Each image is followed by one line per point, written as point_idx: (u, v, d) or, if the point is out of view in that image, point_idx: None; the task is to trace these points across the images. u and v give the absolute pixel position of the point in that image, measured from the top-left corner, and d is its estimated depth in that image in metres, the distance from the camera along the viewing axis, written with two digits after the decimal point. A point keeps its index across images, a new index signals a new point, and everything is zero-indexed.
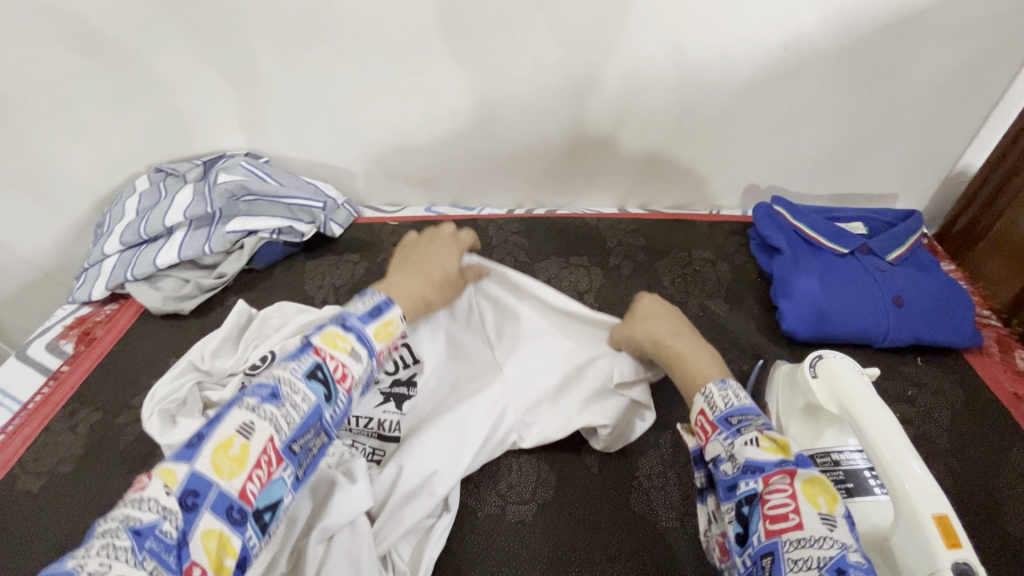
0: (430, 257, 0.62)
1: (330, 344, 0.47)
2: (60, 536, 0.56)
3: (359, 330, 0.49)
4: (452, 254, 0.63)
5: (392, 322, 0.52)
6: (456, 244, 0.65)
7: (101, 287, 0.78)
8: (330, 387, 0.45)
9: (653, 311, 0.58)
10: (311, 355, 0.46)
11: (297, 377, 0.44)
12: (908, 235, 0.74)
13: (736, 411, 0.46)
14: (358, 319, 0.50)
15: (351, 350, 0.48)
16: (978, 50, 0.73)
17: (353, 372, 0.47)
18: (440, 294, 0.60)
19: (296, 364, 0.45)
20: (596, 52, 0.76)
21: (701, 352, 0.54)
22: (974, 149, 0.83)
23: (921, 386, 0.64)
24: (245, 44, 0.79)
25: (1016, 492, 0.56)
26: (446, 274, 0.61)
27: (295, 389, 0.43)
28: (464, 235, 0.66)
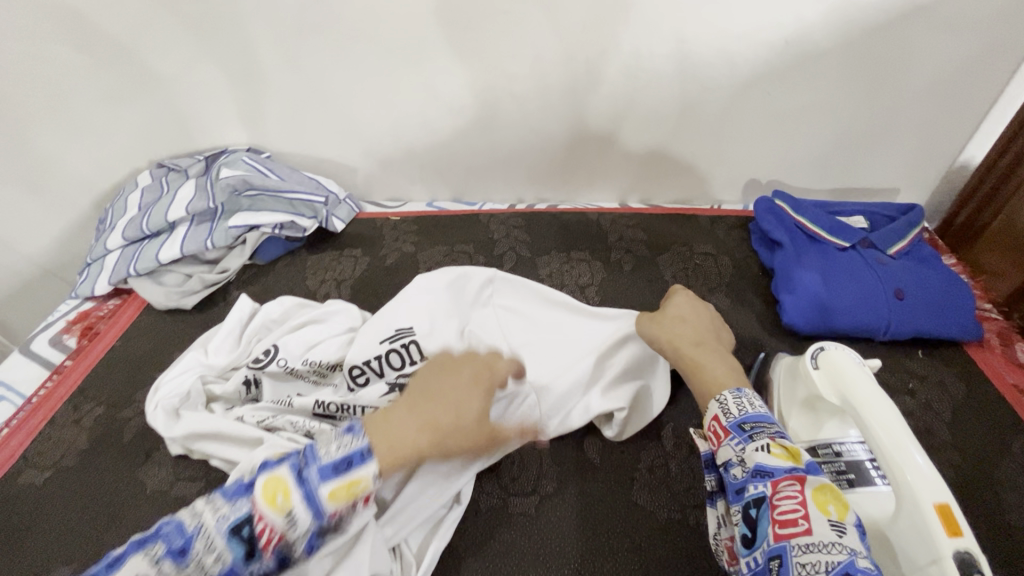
0: (446, 395, 0.49)
1: (267, 499, 0.41)
2: (65, 529, 0.56)
3: (311, 486, 0.42)
4: (473, 395, 0.50)
5: (360, 481, 0.43)
6: (485, 385, 0.51)
7: (104, 282, 0.79)
8: (250, 550, 0.40)
9: (682, 317, 0.58)
10: (246, 507, 0.41)
11: (217, 533, 0.40)
12: (909, 228, 0.74)
13: (750, 418, 0.45)
14: (318, 471, 0.42)
15: (288, 511, 0.41)
16: (979, 44, 0.73)
17: (285, 538, 0.41)
18: (444, 443, 0.48)
19: (226, 513, 0.40)
20: (596, 46, 0.76)
21: (723, 360, 0.53)
22: (975, 142, 0.82)
23: (923, 378, 0.65)
24: (246, 39, 0.78)
25: (1017, 483, 0.56)
26: (462, 422, 0.49)
27: (211, 547, 0.39)
28: (501, 364, 0.54)
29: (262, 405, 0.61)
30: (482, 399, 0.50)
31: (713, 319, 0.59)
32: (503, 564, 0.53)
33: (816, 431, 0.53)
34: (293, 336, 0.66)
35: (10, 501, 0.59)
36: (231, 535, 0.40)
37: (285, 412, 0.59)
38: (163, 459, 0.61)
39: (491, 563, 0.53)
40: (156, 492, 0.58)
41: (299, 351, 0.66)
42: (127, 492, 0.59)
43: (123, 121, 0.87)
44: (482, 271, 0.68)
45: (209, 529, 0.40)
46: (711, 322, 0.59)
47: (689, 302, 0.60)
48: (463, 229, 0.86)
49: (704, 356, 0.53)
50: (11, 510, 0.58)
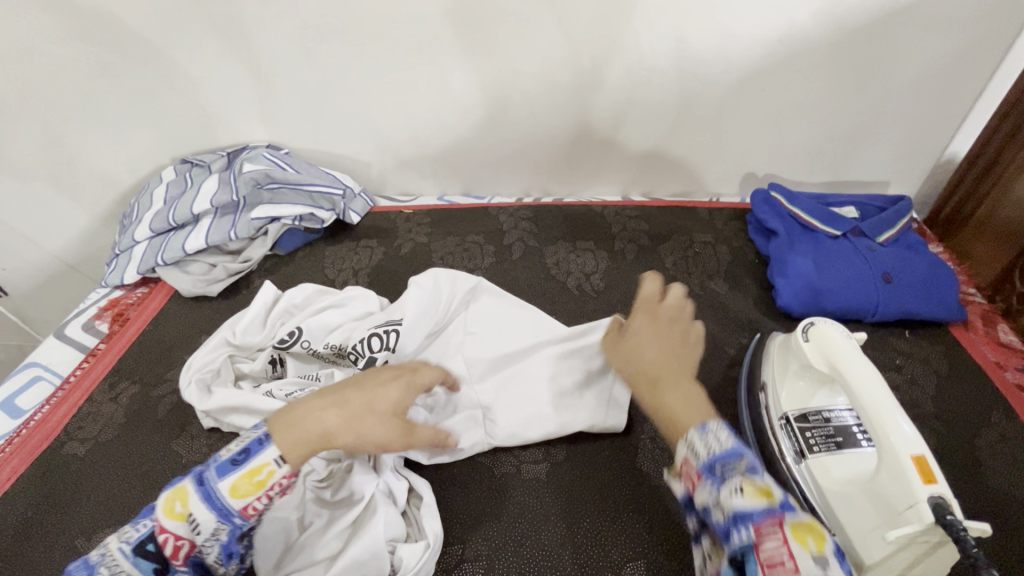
0: (362, 384, 0.50)
1: (167, 512, 0.43)
2: (107, 494, 0.61)
3: (211, 486, 0.43)
4: (390, 385, 0.50)
5: (264, 469, 0.44)
6: (405, 380, 0.51)
7: (133, 271, 0.83)
8: (161, 561, 0.43)
9: (636, 345, 0.50)
10: (149, 522, 0.43)
11: (123, 554, 0.43)
12: (898, 218, 0.78)
13: (718, 457, 0.40)
14: (215, 472, 0.44)
15: (188, 517, 0.43)
16: (962, 42, 0.77)
17: (194, 542, 0.43)
18: (349, 426, 0.46)
19: (131, 534, 0.43)
20: (600, 45, 0.80)
21: (686, 395, 0.45)
22: (960, 136, 0.87)
23: (909, 356, 0.69)
24: (268, 40, 0.83)
25: (996, 449, 0.60)
26: (373, 405, 0.48)
27: (116, 569, 0.42)
28: (427, 369, 0.54)
29: (288, 381, 0.65)
30: (396, 389, 0.50)
31: (677, 333, 0.51)
32: (516, 524, 0.57)
33: (806, 399, 0.57)
34: (316, 320, 0.70)
35: (53, 470, 0.63)
36: (138, 553, 0.42)
37: (310, 387, 0.64)
38: (196, 432, 0.65)
39: (505, 524, 0.57)
40: (191, 462, 0.62)
41: (321, 334, 0.69)
42: (164, 462, 0.63)
43: (148, 119, 0.91)
44: (469, 279, 0.71)
45: (114, 554, 0.43)
46: (676, 337, 0.50)
47: (647, 322, 0.52)
48: (473, 221, 0.90)
49: (662, 395, 0.45)
50: (55, 479, 0.62)
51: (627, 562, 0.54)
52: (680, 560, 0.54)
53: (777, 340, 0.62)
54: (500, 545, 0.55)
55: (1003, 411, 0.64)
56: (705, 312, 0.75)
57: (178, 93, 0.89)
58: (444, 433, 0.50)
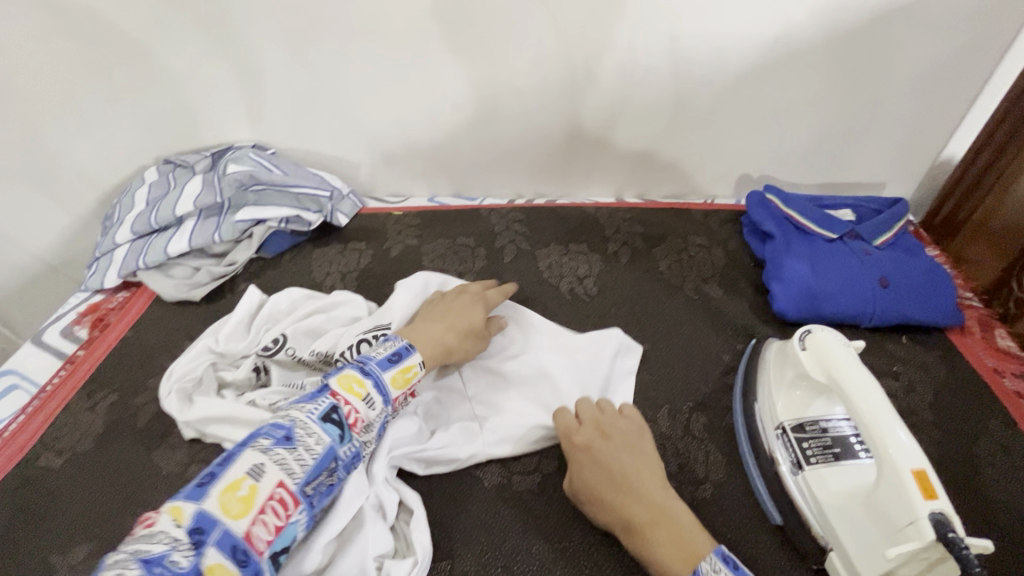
0: (454, 311, 0.65)
1: (346, 390, 0.52)
2: (84, 508, 0.58)
3: (376, 375, 0.54)
4: (475, 308, 0.66)
5: (411, 368, 0.57)
6: (482, 301, 0.67)
7: (113, 275, 0.80)
8: (343, 428, 0.50)
9: (595, 493, 0.53)
10: (329, 398, 0.51)
11: (313, 419, 0.49)
12: (895, 221, 0.77)
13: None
14: (377, 365, 0.55)
15: (364, 395, 0.53)
16: (959, 43, 0.76)
17: (365, 416, 0.52)
18: (461, 345, 0.63)
19: (315, 407, 0.50)
20: (593, 44, 0.79)
21: (665, 528, 0.49)
22: (957, 138, 0.86)
23: (906, 362, 0.68)
24: (252, 37, 0.81)
25: (994, 458, 0.59)
26: (470, 325, 0.64)
27: (310, 431, 0.49)
28: (491, 292, 0.69)
29: (273, 389, 0.62)
30: (480, 311, 0.66)
31: (629, 462, 0.54)
32: (507, 538, 0.55)
33: (801, 409, 0.56)
34: (301, 326, 0.68)
35: (28, 484, 0.61)
36: (326, 420, 0.50)
37: (296, 395, 0.61)
38: (177, 443, 0.63)
39: (496, 537, 0.55)
40: (171, 474, 0.60)
41: (307, 342, 0.68)
42: (143, 474, 0.61)
43: (129, 117, 0.89)
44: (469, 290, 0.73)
45: (304, 419, 0.49)
46: (629, 467, 0.53)
47: (590, 459, 0.55)
48: (464, 223, 0.88)
49: (645, 538, 0.49)
50: (30, 492, 0.60)
51: None
52: None
53: (775, 348, 0.61)
54: (490, 559, 0.54)
55: (1001, 418, 0.63)
56: (700, 317, 0.74)
57: (160, 91, 0.86)
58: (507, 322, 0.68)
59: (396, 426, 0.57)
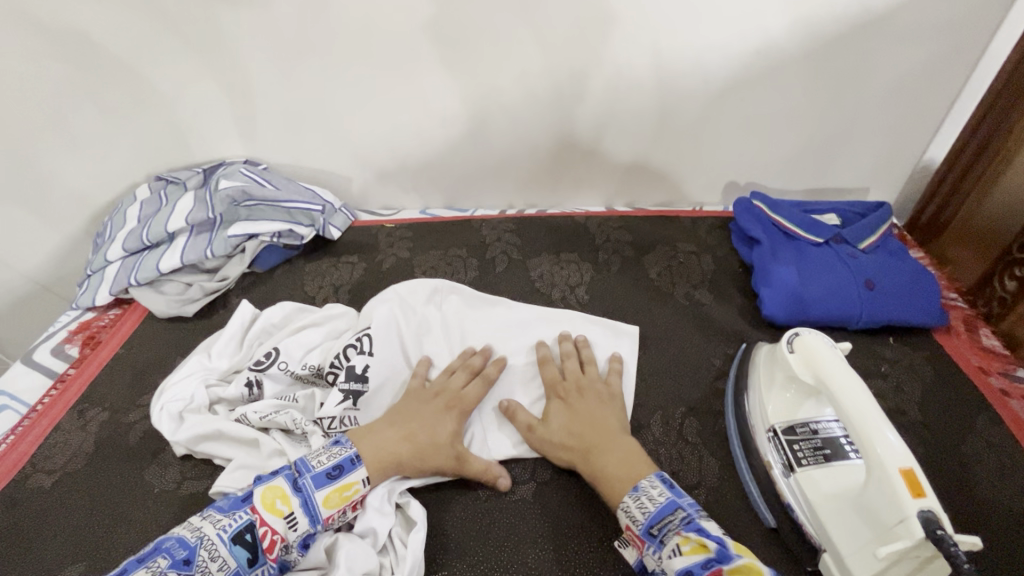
0: (424, 416, 0.60)
1: (267, 506, 0.51)
2: (75, 528, 0.58)
3: (309, 493, 0.52)
4: (448, 417, 0.60)
5: (351, 486, 0.54)
6: (458, 406, 0.62)
7: (105, 293, 0.80)
8: (254, 552, 0.49)
9: (569, 433, 0.59)
10: (246, 514, 0.50)
11: (222, 540, 0.48)
12: (880, 223, 0.78)
13: (654, 517, 0.49)
14: (313, 481, 0.53)
15: (286, 513, 0.51)
16: (933, 53, 0.78)
17: (285, 538, 0.50)
18: (418, 459, 0.57)
19: (229, 523, 0.49)
20: (578, 56, 0.80)
21: (618, 457, 0.56)
22: (936, 144, 0.88)
23: (894, 363, 0.69)
24: (242, 57, 0.82)
25: (982, 456, 0.60)
26: (431, 441, 0.58)
27: (214, 555, 0.47)
28: (469, 389, 0.63)
29: (264, 403, 0.63)
30: (454, 420, 0.60)
31: (602, 408, 0.61)
32: (501, 548, 0.55)
33: (792, 410, 0.56)
34: (295, 339, 0.68)
35: (17, 505, 0.60)
36: (236, 541, 0.48)
37: (287, 408, 0.62)
38: (169, 460, 0.62)
39: (494, 547, 0.55)
40: (163, 492, 0.60)
41: (299, 355, 0.67)
42: (134, 493, 0.60)
43: (119, 135, 0.88)
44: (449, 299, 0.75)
45: (212, 538, 0.48)
46: (603, 413, 0.60)
47: (563, 407, 0.61)
48: (456, 235, 0.89)
49: (597, 461, 0.56)
50: (18, 514, 0.59)
51: None
52: None
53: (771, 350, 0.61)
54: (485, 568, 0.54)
55: (987, 416, 0.63)
56: (690, 322, 0.75)
57: (150, 110, 0.87)
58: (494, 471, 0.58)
59: None
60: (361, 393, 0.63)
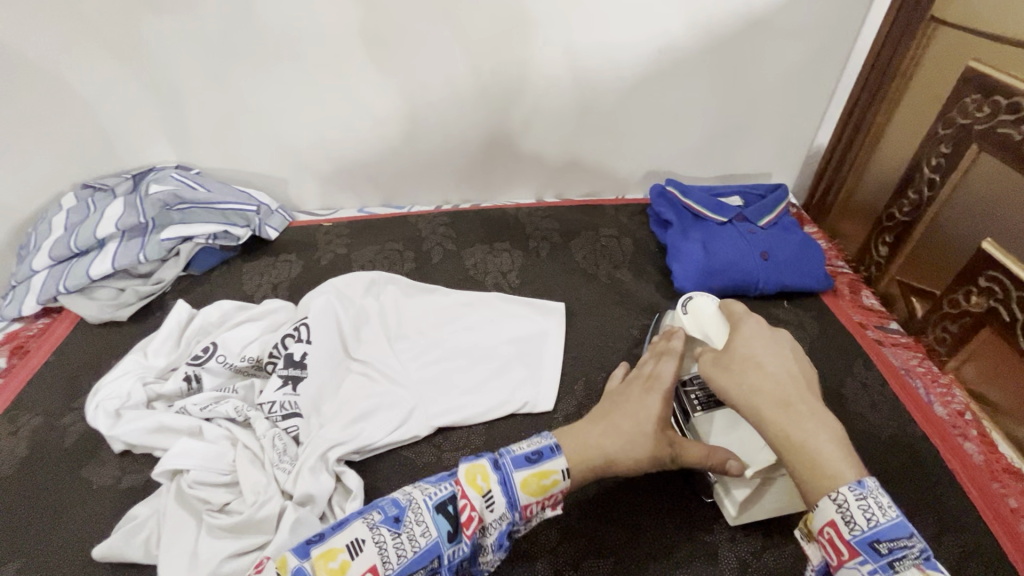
0: (625, 407, 0.56)
1: (469, 480, 0.48)
2: (7, 531, 0.57)
3: (507, 473, 0.49)
4: (652, 400, 0.57)
5: (549, 474, 0.50)
6: (659, 393, 0.57)
7: (32, 302, 0.79)
8: (454, 527, 0.47)
9: (754, 362, 0.53)
10: (451, 485, 0.49)
11: (427, 506, 0.48)
12: (776, 204, 0.88)
13: (884, 533, 0.41)
14: (512, 460, 0.49)
15: (486, 492, 0.48)
16: (811, 49, 0.89)
17: (483, 518, 0.48)
18: (627, 450, 0.53)
19: (436, 491, 0.49)
20: (501, 56, 0.86)
21: (821, 424, 0.47)
22: (822, 131, 0.99)
23: (787, 322, 0.78)
24: (169, 62, 0.83)
25: (857, 395, 0.69)
26: (635, 428, 0.54)
27: (419, 519, 0.47)
28: (663, 366, 0.60)
29: (204, 395, 0.65)
30: (658, 399, 0.57)
31: (798, 362, 0.54)
32: None
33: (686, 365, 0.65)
34: (234, 333, 0.71)
35: None
36: (439, 510, 0.47)
37: (226, 398, 0.64)
38: (108, 457, 0.63)
39: None
40: (102, 487, 0.61)
41: (238, 348, 0.70)
42: (71, 490, 0.60)
43: None
44: (385, 289, 0.79)
45: (419, 503, 0.48)
46: (801, 369, 0.53)
47: (760, 350, 0.54)
48: (393, 229, 0.92)
49: (797, 420, 0.47)
50: None
51: (540, 534, 0.58)
52: (589, 526, 0.59)
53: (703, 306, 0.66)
54: None
55: (862, 361, 0.73)
56: (612, 299, 0.81)
57: (72, 116, 0.85)
58: (717, 459, 0.54)
59: (346, 414, 0.64)
60: (301, 378, 0.65)
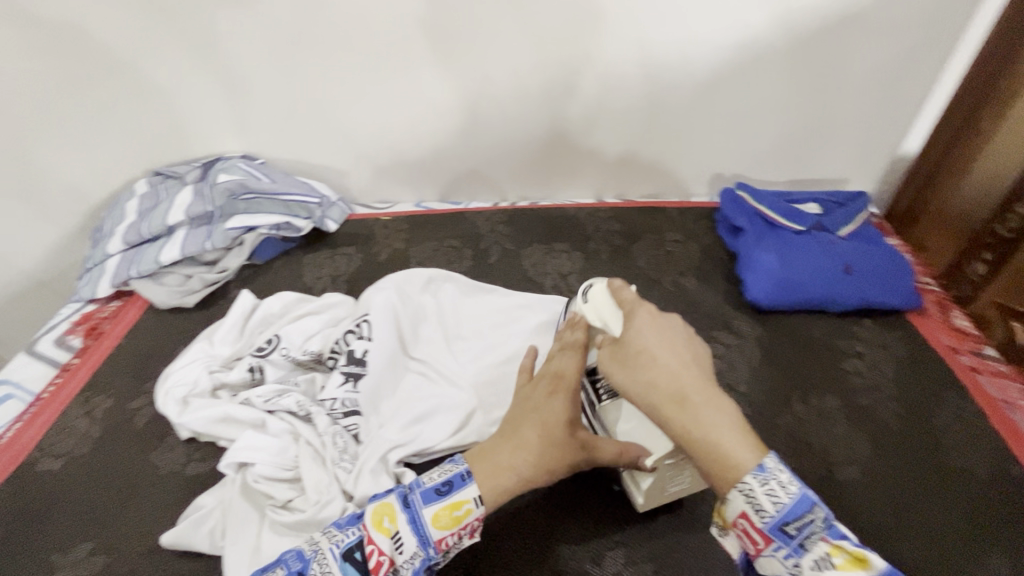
0: (530, 415, 0.50)
1: (375, 523, 0.47)
2: (83, 509, 0.59)
3: (416, 511, 0.47)
4: (557, 403, 0.50)
5: (462, 505, 0.47)
6: (565, 391, 0.51)
7: (106, 285, 0.82)
8: (362, 572, 0.45)
9: (648, 354, 0.46)
10: (357, 530, 0.47)
11: (334, 555, 0.46)
12: (856, 213, 0.82)
13: (790, 513, 0.38)
14: (421, 496, 0.48)
15: (393, 533, 0.47)
16: (906, 46, 0.82)
17: (393, 561, 0.46)
18: (539, 465, 0.49)
19: (342, 538, 0.46)
20: (570, 52, 0.83)
21: (719, 413, 0.42)
22: (912, 136, 0.92)
23: (870, 343, 0.72)
24: (241, 55, 0.83)
25: (950, 428, 0.64)
26: (546, 440, 0.49)
27: (325, 570, 0.45)
28: (565, 361, 0.53)
29: (266, 388, 0.65)
30: (564, 401, 0.50)
31: (690, 339, 0.48)
32: (499, 520, 0.57)
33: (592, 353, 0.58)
34: (296, 327, 0.71)
35: (26, 487, 0.62)
36: (345, 558, 0.45)
37: (290, 392, 0.64)
38: (175, 444, 0.64)
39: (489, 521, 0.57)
40: (170, 473, 0.62)
41: (300, 341, 0.70)
42: (142, 474, 0.62)
43: (115, 131, 0.89)
44: (443, 287, 0.77)
45: (325, 552, 0.46)
46: (695, 346, 0.47)
47: (654, 342, 0.47)
48: (450, 226, 0.91)
49: (700, 417, 0.42)
50: (28, 496, 0.61)
51: (607, 551, 0.55)
52: (659, 548, 0.56)
53: (597, 287, 0.57)
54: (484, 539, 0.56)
55: (956, 391, 0.67)
56: (678, 307, 0.77)
57: (148, 105, 0.88)
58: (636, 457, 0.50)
59: (407, 415, 0.63)
60: (363, 376, 0.65)
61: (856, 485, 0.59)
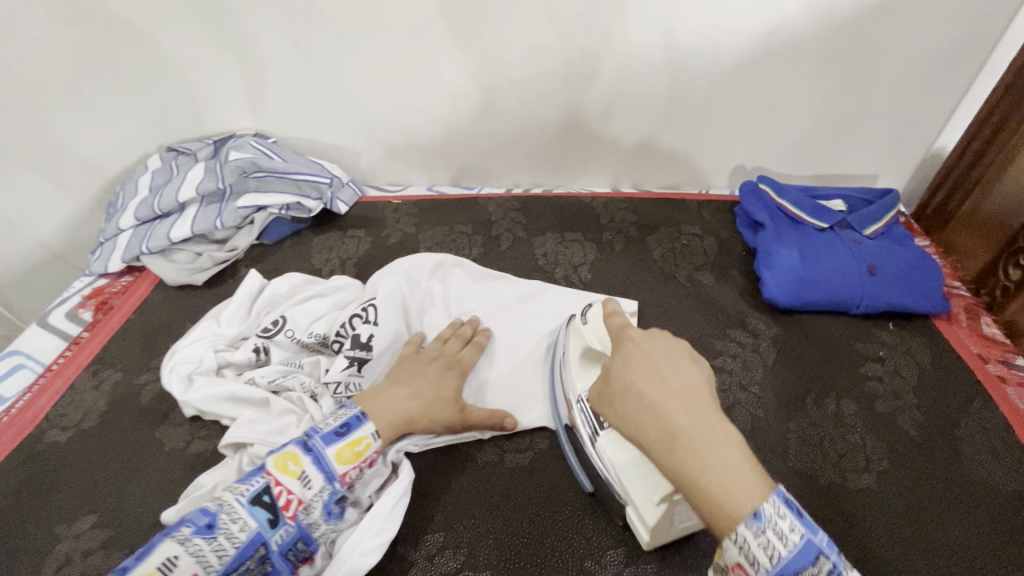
0: (426, 375, 0.61)
1: (280, 469, 0.51)
2: (88, 481, 0.60)
3: (319, 451, 0.52)
4: (449, 376, 0.61)
5: (361, 441, 0.54)
6: (457, 366, 0.63)
7: (117, 260, 0.82)
8: (274, 513, 0.49)
9: (638, 395, 0.46)
10: (263, 477, 0.50)
11: (241, 502, 0.48)
12: (886, 211, 0.78)
13: (787, 565, 0.37)
14: (322, 440, 0.53)
15: (300, 474, 0.51)
16: (949, 36, 0.77)
17: (302, 497, 0.50)
18: (427, 414, 0.58)
19: (246, 488, 0.49)
20: (592, 34, 0.79)
21: (716, 450, 0.41)
22: (949, 131, 0.87)
23: (892, 347, 0.69)
24: (253, 29, 0.81)
25: (973, 440, 0.61)
26: (437, 397, 0.59)
27: (234, 517, 0.48)
28: (465, 351, 0.65)
29: (273, 369, 0.65)
30: (455, 379, 0.62)
31: (683, 369, 0.47)
32: (499, 513, 0.56)
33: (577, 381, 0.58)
34: (302, 308, 0.70)
35: (35, 457, 0.63)
36: (253, 502, 0.48)
37: (294, 373, 0.64)
38: (179, 421, 0.65)
39: (485, 515, 0.56)
40: (173, 450, 0.62)
41: (305, 323, 0.69)
42: (146, 449, 0.62)
43: (129, 104, 0.89)
44: (449, 270, 0.76)
45: (232, 503, 0.48)
46: (684, 374, 0.46)
47: (638, 370, 0.47)
48: (462, 211, 0.89)
49: (692, 455, 0.41)
50: (36, 466, 0.62)
51: (607, 549, 0.54)
52: (661, 547, 0.54)
53: (596, 310, 0.59)
54: (483, 532, 0.55)
55: (982, 402, 0.64)
56: (693, 303, 0.75)
57: (162, 79, 0.87)
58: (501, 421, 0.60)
59: None
60: (367, 360, 0.64)
61: (870, 494, 0.57)
